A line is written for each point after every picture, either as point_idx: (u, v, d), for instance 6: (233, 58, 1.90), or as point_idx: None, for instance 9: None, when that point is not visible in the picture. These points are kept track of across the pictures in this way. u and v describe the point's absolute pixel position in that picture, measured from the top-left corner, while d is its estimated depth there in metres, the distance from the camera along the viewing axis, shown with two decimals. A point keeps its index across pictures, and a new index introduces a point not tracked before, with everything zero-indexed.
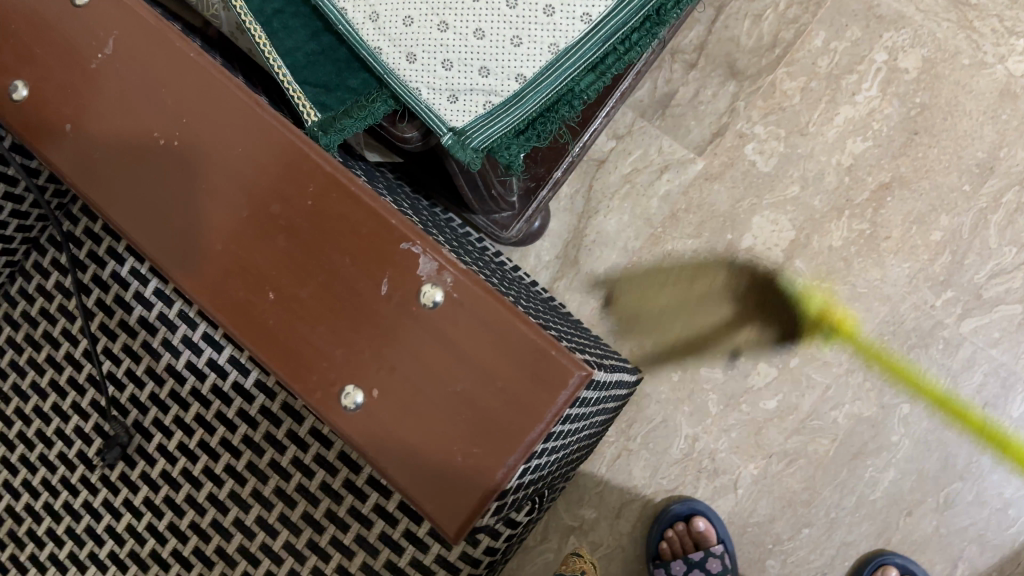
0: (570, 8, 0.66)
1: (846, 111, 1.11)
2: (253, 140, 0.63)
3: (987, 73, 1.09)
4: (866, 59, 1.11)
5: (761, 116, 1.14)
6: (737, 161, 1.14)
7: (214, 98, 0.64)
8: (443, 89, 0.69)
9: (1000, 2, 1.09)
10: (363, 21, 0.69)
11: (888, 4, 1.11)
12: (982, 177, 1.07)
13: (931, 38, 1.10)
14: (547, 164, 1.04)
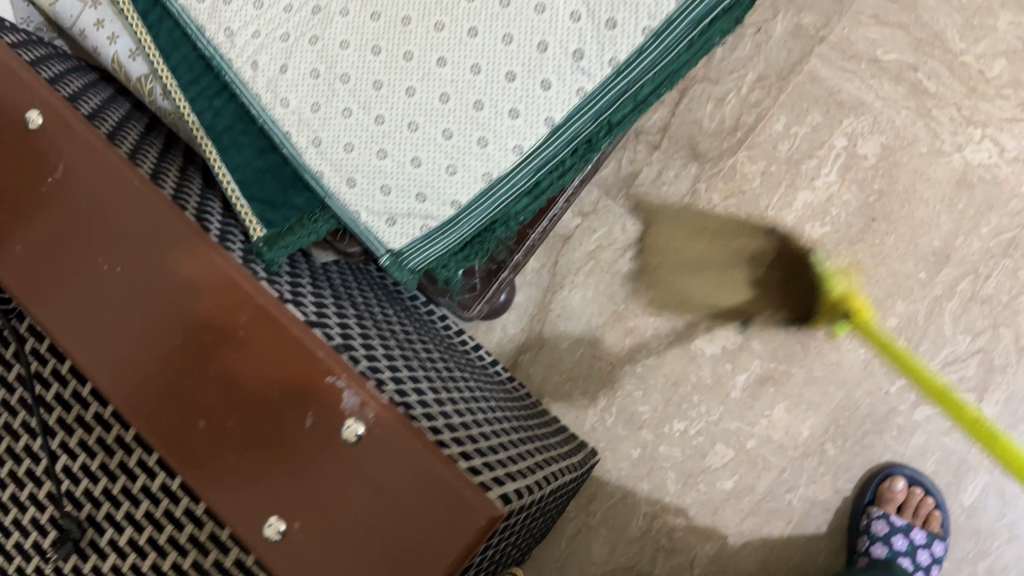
0: (503, 140, 0.69)
1: (803, 195, 1.13)
2: (190, 267, 0.65)
3: (945, 161, 1.10)
4: (826, 145, 1.13)
5: (722, 198, 1.15)
6: (698, 242, 1.16)
7: (153, 223, 0.66)
8: (381, 213, 0.71)
9: (959, 91, 1.10)
10: (306, 145, 0.72)
11: (849, 91, 1.13)
12: (938, 265, 1.09)
13: (890, 125, 1.11)
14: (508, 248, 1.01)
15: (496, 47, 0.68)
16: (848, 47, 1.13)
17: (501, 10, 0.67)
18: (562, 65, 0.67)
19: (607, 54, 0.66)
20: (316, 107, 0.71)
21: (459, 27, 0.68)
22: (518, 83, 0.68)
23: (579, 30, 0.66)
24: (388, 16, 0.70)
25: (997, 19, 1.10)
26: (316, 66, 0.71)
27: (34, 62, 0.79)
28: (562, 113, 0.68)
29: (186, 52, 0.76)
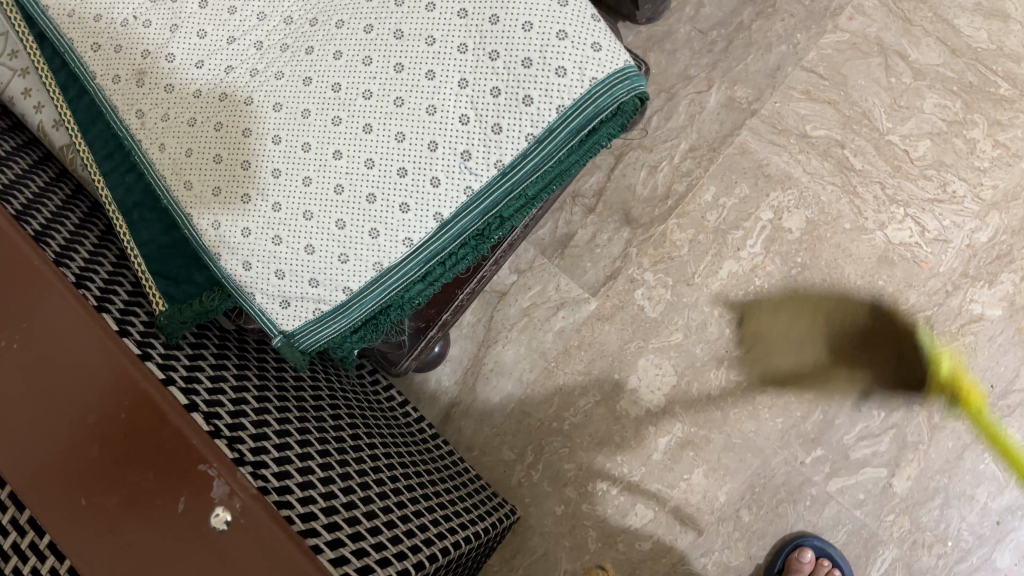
0: (394, 232, 0.72)
1: (729, 265, 1.15)
2: (80, 348, 0.67)
3: (867, 238, 1.12)
4: (753, 217, 1.16)
5: (651, 263, 1.18)
6: (627, 304, 1.18)
7: (50, 304, 0.69)
8: (275, 296, 0.73)
9: (883, 169, 1.13)
10: (205, 228, 0.74)
11: (777, 164, 1.16)
12: (856, 340, 1.11)
13: (815, 200, 1.14)
14: (437, 306, 1.00)
15: (389, 144, 0.71)
16: (779, 120, 1.17)
17: (395, 110, 0.71)
18: (451, 164, 0.70)
19: (493, 157, 0.70)
20: (218, 192, 0.74)
21: (355, 123, 0.72)
22: (410, 179, 0.71)
23: (467, 132, 0.70)
24: (289, 107, 0.73)
25: (923, 101, 1.14)
26: (219, 152, 0.74)
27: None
28: (450, 209, 0.71)
29: (102, 127, 0.79)
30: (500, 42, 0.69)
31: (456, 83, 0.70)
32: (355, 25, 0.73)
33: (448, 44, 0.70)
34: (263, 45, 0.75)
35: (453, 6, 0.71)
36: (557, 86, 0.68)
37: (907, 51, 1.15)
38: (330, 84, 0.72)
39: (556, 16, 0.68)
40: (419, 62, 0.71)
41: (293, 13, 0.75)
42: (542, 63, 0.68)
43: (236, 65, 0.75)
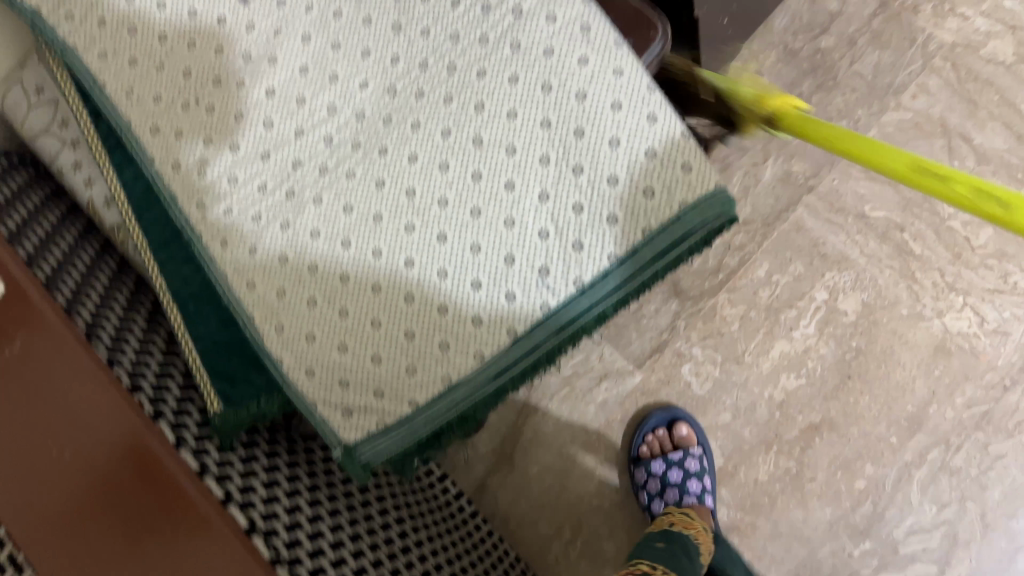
0: (464, 346, 0.68)
1: (781, 345, 1.12)
2: (104, 427, 0.66)
3: (924, 326, 1.10)
4: (807, 296, 1.13)
5: (700, 337, 1.14)
6: (674, 379, 1.15)
7: (76, 377, 0.67)
8: (337, 405, 0.70)
9: (943, 256, 1.10)
10: (269, 330, 0.71)
11: (834, 243, 1.13)
12: (909, 431, 1.09)
13: (872, 282, 1.11)
14: None
15: (464, 254, 0.69)
16: (837, 199, 1.14)
17: (471, 220, 0.69)
18: (528, 279, 0.67)
19: (572, 274, 0.67)
20: (282, 293, 0.71)
21: (429, 231, 0.69)
22: (484, 292, 0.68)
23: (546, 247, 0.67)
24: (360, 210, 0.71)
25: (988, 186, 1.11)
26: (284, 252, 0.71)
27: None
28: (524, 325, 0.68)
29: (158, 214, 0.76)
30: (585, 156, 0.67)
31: (537, 195, 0.67)
32: (433, 129, 0.70)
33: (529, 155, 0.68)
34: (333, 140, 0.72)
35: (536, 115, 0.68)
36: (645, 207, 0.65)
37: (972, 134, 1.11)
38: (404, 189, 0.70)
39: (645, 133, 0.66)
40: (499, 171, 0.68)
41: (365, 108, 0.72)
42: (629, 182, 0.66)
43: (304, 160, 0.72)
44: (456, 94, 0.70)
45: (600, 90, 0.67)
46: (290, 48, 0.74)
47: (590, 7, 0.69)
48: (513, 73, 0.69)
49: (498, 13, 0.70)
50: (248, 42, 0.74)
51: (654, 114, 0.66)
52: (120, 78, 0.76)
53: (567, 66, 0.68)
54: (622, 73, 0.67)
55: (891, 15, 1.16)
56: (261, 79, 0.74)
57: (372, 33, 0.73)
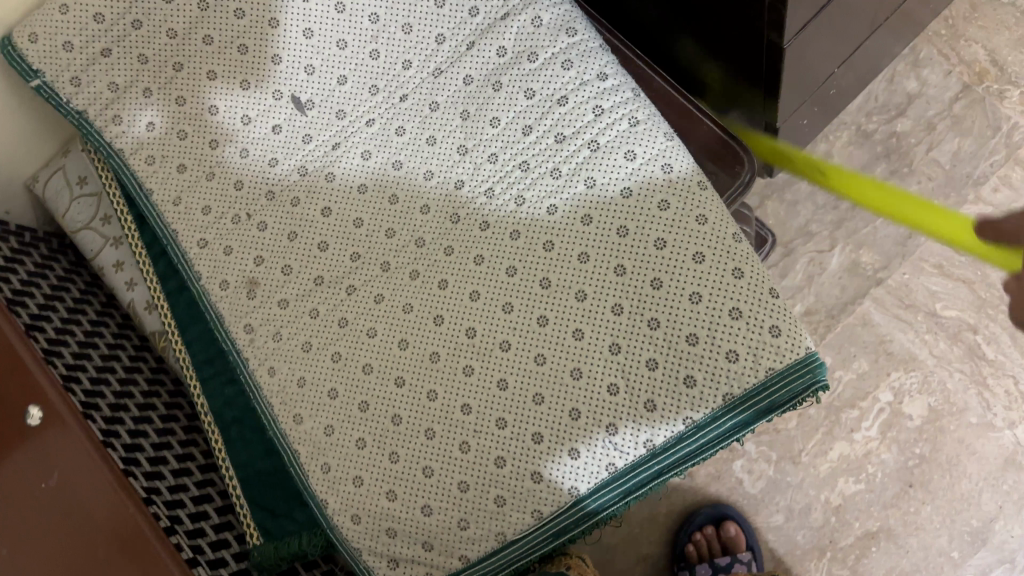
0: (521, 502, 0.64)
1: (840, 447, 1.07)
2: (104, 526, 0.63)
3: (994, 436, 1.04)
4: (870, 396, 1.07)
5: (754, 433, 1.09)
6: (724, 474, 1.10)
7: (64, 451, 0.65)
8: (383, 554, 0.66)
9: (1018, 362, 1.04)
10: (314, 469, 0.67)
11: (901, 341, 1.07)
12: (973, 546, 1.03)
13: (940, 386, 1.05)
14: None
15: (526, 404, 0.64)
16: (907, 294, 1.07)
17: (535, 368, 0.64)
18: (595, 438, 0.62)
19: (642, 437, 0.62)
20: (330, 430, 0.67)
21: (488, 375, 0.64)
22: (545, 447, 0.63)
23: (615, 405, 0.62)
24: (415, 347, 0.66)
25: None
26: (334, 386, 0.67)
27: (30, 322, 0.73)
28: (587, 485, 0.63)
29: (203, 329, 0.73)
30: (661, 310, 0.62)
31: (607, 347, 0.63)
32: (498, 264, 0.66)
33: (600, 302, 0.63)
34: (389, 265, 0.68)
35: (610, 260, 0.63)
36: (726, 371, 0.60)
37: None
38: (463, 328, 0.65)
39: (730, 291, 0.61)
40: (566, 318, 0.64)
41: (425, 235, 0.68)
42: (710, 343, 0.60)
43: (358, 286, 0.68)
44: (524, 229, 0.65)
45: (681, 238, 0.62)
46: (349, 164, 0.70)
47: (673, 144, 0.64)
48: (586, 212, 0.64)
49: (572, 143, 0.65)
50: (305, 155, 0.70)
51: (740, 269, 0.61)
52: (168, 185, 0.72)
53: (646, 210, 0.63)
54: (706, 220, 0.62)
55: (974, 100, 1.09)
56: (319, 196, 0.69)
57: (436, 153, 0.68)
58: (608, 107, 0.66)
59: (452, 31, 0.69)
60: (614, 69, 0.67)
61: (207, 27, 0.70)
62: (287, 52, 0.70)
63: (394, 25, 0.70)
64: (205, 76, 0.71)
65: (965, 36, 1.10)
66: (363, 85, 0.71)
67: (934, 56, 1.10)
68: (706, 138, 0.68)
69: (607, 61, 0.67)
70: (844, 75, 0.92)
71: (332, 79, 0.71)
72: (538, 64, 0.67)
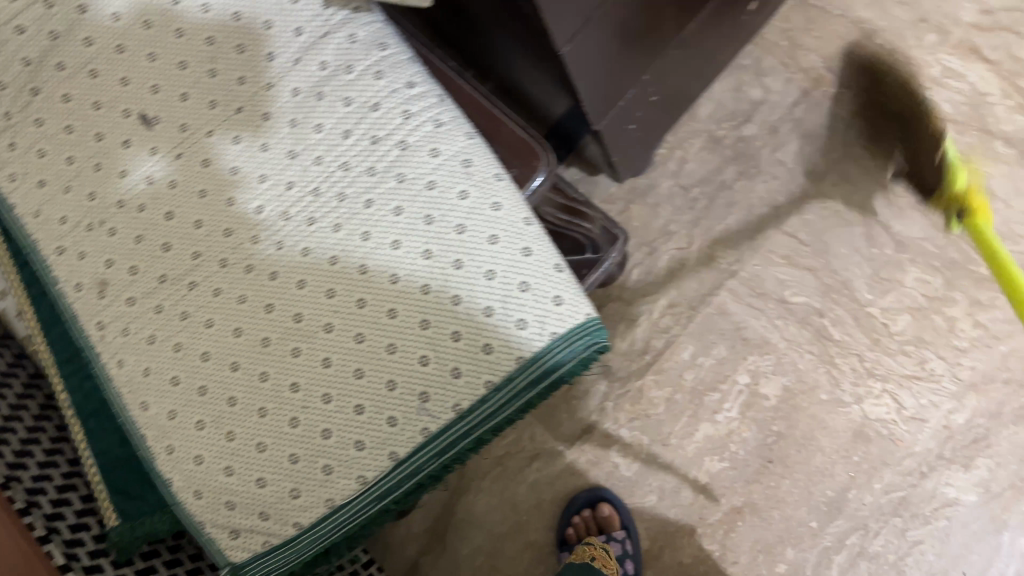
0: (347, 469, 0.69)
1: (705, 428, 1.14)
2: None
3: (843, 411, 1.11)
4: (730, 379, 1.14)
5: (627, 419, 1.16)
6: (602, 460, 1.16)
7: None
8: (224, 526, 0.71)
9: (862, 341, 1.12)
10: (160, 451, 0.73)
11: (755, 327, 1.14)
12: (829, 516, 1.09)
13: (792, 366, 1.13)
14: None
15: (348, 380, 0.69)
16: (758, 284, 1.15)
17: (355, 346, 0.69)
18: (409, 406, 0.68)
19: (451, 401, 0.68)
20: (173, 414, 0.72)
21: (314, 355, 0.70)
22: (366, 418, 0.69)
23: (425, 375, 0.68)
24: (249, 334, 0.72)
25: (905, 275, 1.12)
26: (177, 373, 0.73)
27: None
28: (406, 449, 0.69)
29: (62, 330, 0.80)
30: (462, 287, 0.69)
31: (418, 324, 0.69)
32: (321, 255, 0.71)
33: (410, 283, 0.69)
34: (226, 262, 0.74)
35: (419, 245, 0.70)
36: (519, 339, 0.68)
37: (890, 222, 1.13)
38: (291, 313, 0.71)
39: (520, 267, 0.69)
40: (381, 300, 0.69)
41: (259, 233, 0.73)
42: (503, 314, 0.68)
43: (199, 282, 0.74)
44: (344, 222, 0.72)
45: (478, 223, 0.70)
46: (190, 173, 0.76)
47: (472, 142, 0.73)
48: (397, 205, 0.71)
49: (385, 144, 0.73)
50: (153, 165, 0.77)
51: (529, 248, 0.70)
52: (30, 200, 0.80)
53: (447, 200, 0.71)
54: (500, 207, 0.71)
55: (812, 104, 1.18)
56: (162, 203, 0.76)
57: (268, 158, 0.75)
58: (416, 112, 0.74)
59: (281, 47, 0.76)
60: (421, 78, 0.75)
61: (59, 55, 0.79)
62: (133, 75, 0.78)
63: (230, 45, 0.77)
64: (60, 98, 0.79)
65: (803, 45, 1.19)
66: (203, 100, 0.77)
67: (776, 66, 1.20)
68: (508, 138, 0.77)
69: (415, 72, 0.76)
70: (686, 66, 0.99)
71: (174, 96, 0.78)
72: (354, 76, 0.75)
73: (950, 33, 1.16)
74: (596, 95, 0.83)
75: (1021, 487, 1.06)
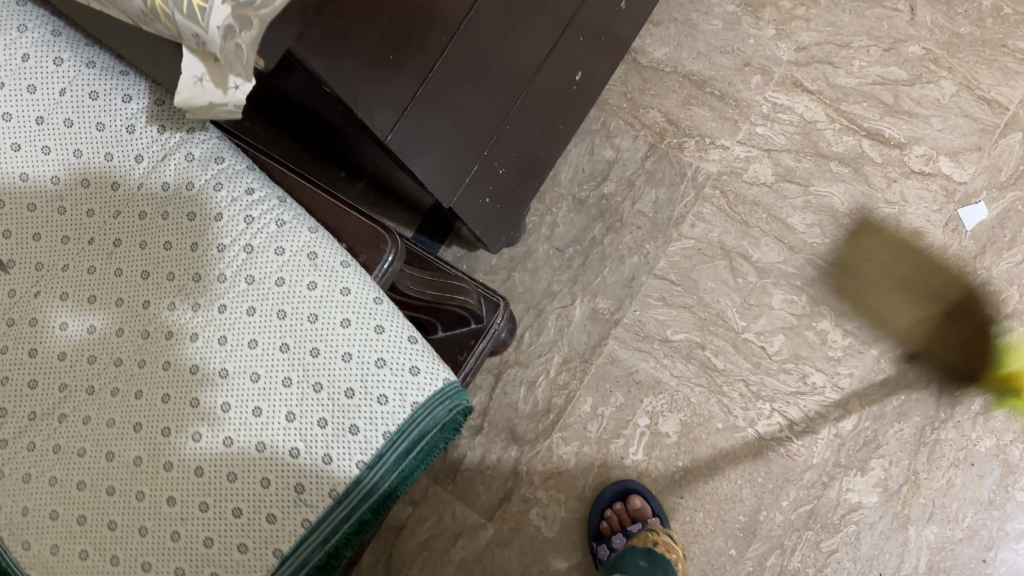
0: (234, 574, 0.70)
1: (616, 473, 1.17)
2: None
3: (740, 435, 1.15)
4: (631, 424, 1.17)
5: (542, 479, 1.18)
6: (524, 525, 1.17)
7: None
8: None
9: (745, 366, 1.17)
10: None
11: (645, 369, 1.19)
12: (746, 541, 1.12)
13: (686, 401, 1.17)
14: None
15: (222, 485, 0.70)
16: (641, 328, 1.20)
17: (224, 449, 0.71)
18: (286, 499, 0.70)
19: (326, 487, 0.70)
20: (55, 548, 0.72)
21: (185, 467, 0.71)
22: (245, 519, 0.70)
23: (298, 466, 0.70)
24: (120, 457, 0.73)
25: (772, 297, 1.18)
26: (54, 508, 0.73)
27: None
28: (289, 544, 0.70)
29: None
30: (322, 373, 0.71)
31: (284, 417, 0.71)
32: (184, 366, 0.74)
33: (271, 379, 0.72)
34: (94, 388, 0.76)
35: (275, 341, 0.73)
36: (382, 414, 0.71)
37: (750, 252, 1.20)
38: (160, 428, 0.73)
39: (374, 345, 0.72)
40: (245, 400, 0.72)
41: (122, 354, 0.76)
42: (364, 392, 0.71)
43: (69, 413, 0.75)
44: (201, 330, 0.74)
45: (329, 310, 0.73)
46: (49, 308, 0.78)
47: (316, 235, 0.76)
48: (250, 305, 0.74)
49: (231, 250, 0.76)
50: (12, 307, 0.78)
51: (381, 325, 0.73)
52: None
53: (297, 293, 0.74)
54: (349, 291, 0.73)
55: (660, 155, 1.26)
56: (25, 341, 0.77)
57: (123, 283, 0.78)
58: (257, 215, 0.77)
59: (124, 177, 0.79)
60: (260, 183, 0.79)
61: None
62: None
63: (74, 181, 0.80)
64: None
65: (642, 103, 1.28)
66: (56, 237, 0.79)
67: (622, 126, 1.28)
68: (354, 226, 0.81)
69: (254, 178, 0.79)
70: (528, 138, 1.06)
71: (27, 238, 0.79)
72: (194, 192, 0.78)
73: (773, 72, 1.25)
74: (436, 174, 0.89)
75: (916, 480, 1.11)
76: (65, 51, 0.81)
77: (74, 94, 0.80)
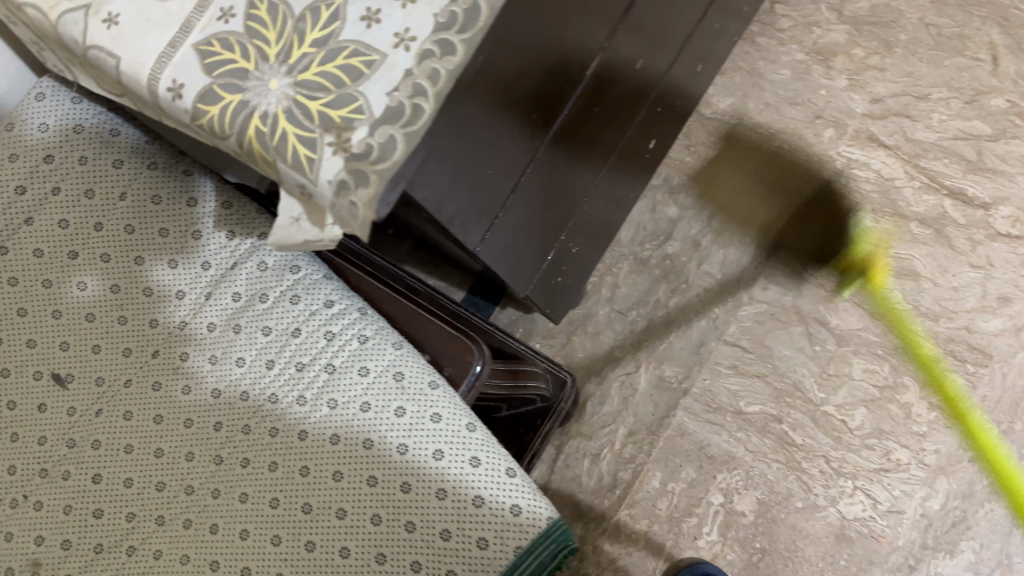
0: None
1: (688, 554, 1.11)
2: None
3: (821, 515, 1.09)
4: (703, 501, 1.12)
5: (610, 559, 1.12)
6: None
7: None
8: None
9: (825, 441, 1.11)
10: None
11: (718, 443, 1.13)
12: None
13: (762, 478, 1.11)
14: None
15: None
16: (711, 398, 1.15)
17: None
18: None
19: None
20: None
21: None
22: None
23: None
24: None
25: (852, 366, 1.12)
26: None
27: None
28: None
29: None
30: (414, 512, 0.65)
31: (374, 559, 0.65)
32: (262, 499, 0.68)
33: (359, 517, 0.66)
34: (162, 518, 0.69)
35: (362, 473, 0.67)
36: (480, 561, 0.64)
37: (826, 317, 1.14)
38: (238, 568, 0.67)
39: (469, 480, 0.66)
40: (330, 539, 0.66)
41: (193, 482, 0.70)
42: (461, 535, 0.64)
43: (137, 546, 0.68)
44: (281, 459, 0.69)
45: (420, 439, 0.68)
46: (112, 429, 0.72)
47: (401, 352, 0.72)
48: (333, 433, 0.69)
49: (311, 369, 0.71)
50: (71, 428, 0.72)
51: (477, 458, 0.67)
52: None
53: (384, 418, 0.69)
54: (440, 418, 0.68)
55: (727, 214, 1.20)
56: (87, 466, 0.71)
57: (192, 402, 0.72)
58: (338, 330, 0.73)
59: (190, 285, 0.75)
60: (338, 294, 0.75)
61: None
62: (41, 336, 0.74)
63: (135, 289, 0.75)
64: None
65: (707, 158, 1.22)
66: (117, 350, 0.73)
67: (685, 182, 1.22)
68: (436, 335, 0.76)
69: (331, 289, 0.75)
70: (598, 215, 1.00)
71: (87, 349, 0.74)
72: (268, 304, 0.74)
73: (846, 126, 1.19)
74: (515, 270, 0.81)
75: (1010, 564, 1.05)
76: (125, 153, 0.78)
77: (133, 198, 0.76)
